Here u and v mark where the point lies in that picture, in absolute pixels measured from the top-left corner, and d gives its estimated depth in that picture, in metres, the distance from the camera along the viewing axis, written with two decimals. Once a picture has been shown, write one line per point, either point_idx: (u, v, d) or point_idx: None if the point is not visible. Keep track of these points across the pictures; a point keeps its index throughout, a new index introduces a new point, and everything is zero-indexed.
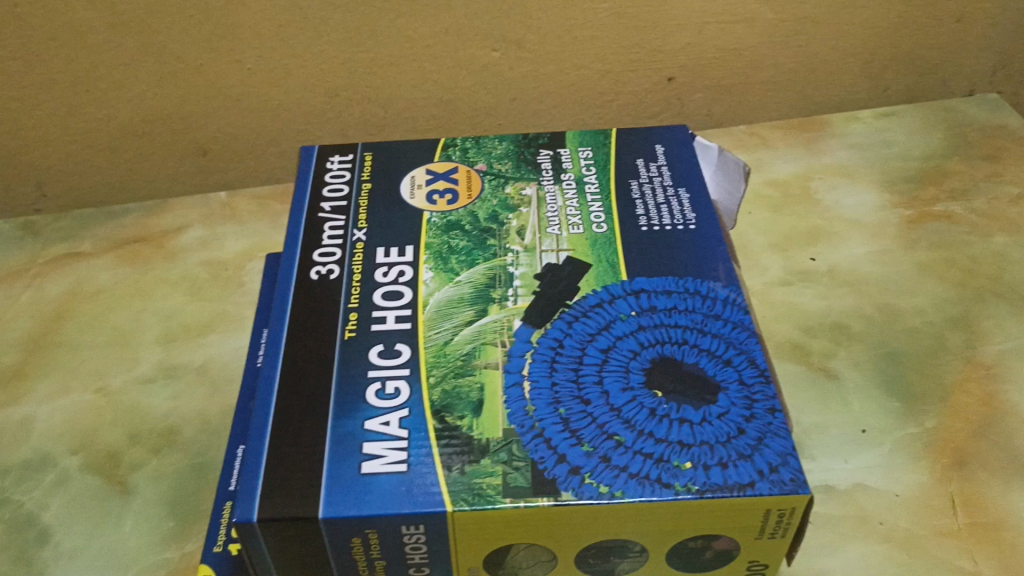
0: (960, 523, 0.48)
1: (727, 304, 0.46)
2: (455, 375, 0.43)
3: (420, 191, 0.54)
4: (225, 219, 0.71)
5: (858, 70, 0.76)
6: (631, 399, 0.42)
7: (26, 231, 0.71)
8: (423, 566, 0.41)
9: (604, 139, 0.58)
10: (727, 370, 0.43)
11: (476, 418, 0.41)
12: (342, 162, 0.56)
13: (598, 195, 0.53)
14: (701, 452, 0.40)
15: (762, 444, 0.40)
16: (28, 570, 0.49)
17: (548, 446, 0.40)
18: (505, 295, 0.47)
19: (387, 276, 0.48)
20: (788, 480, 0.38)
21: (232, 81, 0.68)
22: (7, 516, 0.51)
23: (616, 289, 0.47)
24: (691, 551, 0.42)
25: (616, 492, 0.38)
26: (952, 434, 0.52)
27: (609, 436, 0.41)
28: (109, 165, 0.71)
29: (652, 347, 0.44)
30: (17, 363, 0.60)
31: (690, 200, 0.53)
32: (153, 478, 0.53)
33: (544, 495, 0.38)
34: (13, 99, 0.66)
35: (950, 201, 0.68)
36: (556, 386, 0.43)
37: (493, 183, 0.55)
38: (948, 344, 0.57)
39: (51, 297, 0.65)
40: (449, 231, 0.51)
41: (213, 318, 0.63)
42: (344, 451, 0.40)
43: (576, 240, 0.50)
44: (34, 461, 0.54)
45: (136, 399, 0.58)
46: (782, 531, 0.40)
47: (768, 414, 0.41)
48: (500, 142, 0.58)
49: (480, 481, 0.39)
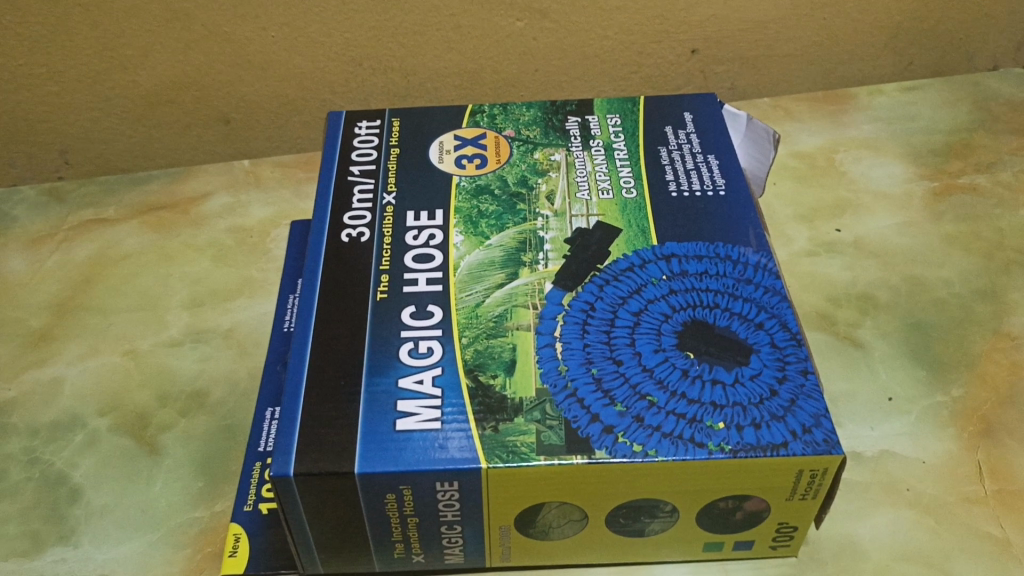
0: (987, 490, 0.49)
1: (758, 269, 0.46)
2: (487, 335, 0.43)
3: (449, 156, 0.54)
4: (249, 187, 0.71)
5: (883, 43, 0.75)
6: (663, 360, 0.42)
7: (51, 197, 0.72)
8: (455, 523, 0.42)
9: (633, 107, 0.58)
10: (758, 334, 0.43)
11: (509, 377, 0.42)
12: (370, 127, 0.57)
13: (627, 161, 0.53)
14: (734, 412, 0.40)
15: (795, 405, 0.40)
16: (61, 527, 0.49)
17: (582, 405, 0.40)
18: (536, 258, 0.47)
19: (418, 239, 0.49)
20: (822, 440, 0.39)
21: (256, 49, 0.67)
22: (39, 475, 0.52)
23: (647, 253, 0.47)
24: (722, 512, 0.42)
25: (650, 451, 0.39)
26: (978, 402, 0.53)
27: (642, 396, 0.41)
28: (134, 132, 0.72)
29: (684, 310, 0.44)
30: (45, 327, 0.61)
31: (720, 167, 0.52)
32: (182, 439, 0.54)
33: (578, 454, 0.39)
34: (39, 65, 0.66)
35: (977, 174, 0.68)
36: (588, 347, 0.43)
37: (521, 149, 0.55)
38: (975, 315, 0.58)
39: (77, 262, 0.66)
40: (478, 195, 0.51)
41: (239, 284, 0.63)
42: (378, 408, 0.41)
43: (606, 205, 0.50)
44: (65, 421, 0.55)
45: (164, 363, 0.58)
46: (813, 492, 0.40)
47: (801, 376, 0.41)
48: (527, 108, 0.58)
49: (514, 439, 0.39)
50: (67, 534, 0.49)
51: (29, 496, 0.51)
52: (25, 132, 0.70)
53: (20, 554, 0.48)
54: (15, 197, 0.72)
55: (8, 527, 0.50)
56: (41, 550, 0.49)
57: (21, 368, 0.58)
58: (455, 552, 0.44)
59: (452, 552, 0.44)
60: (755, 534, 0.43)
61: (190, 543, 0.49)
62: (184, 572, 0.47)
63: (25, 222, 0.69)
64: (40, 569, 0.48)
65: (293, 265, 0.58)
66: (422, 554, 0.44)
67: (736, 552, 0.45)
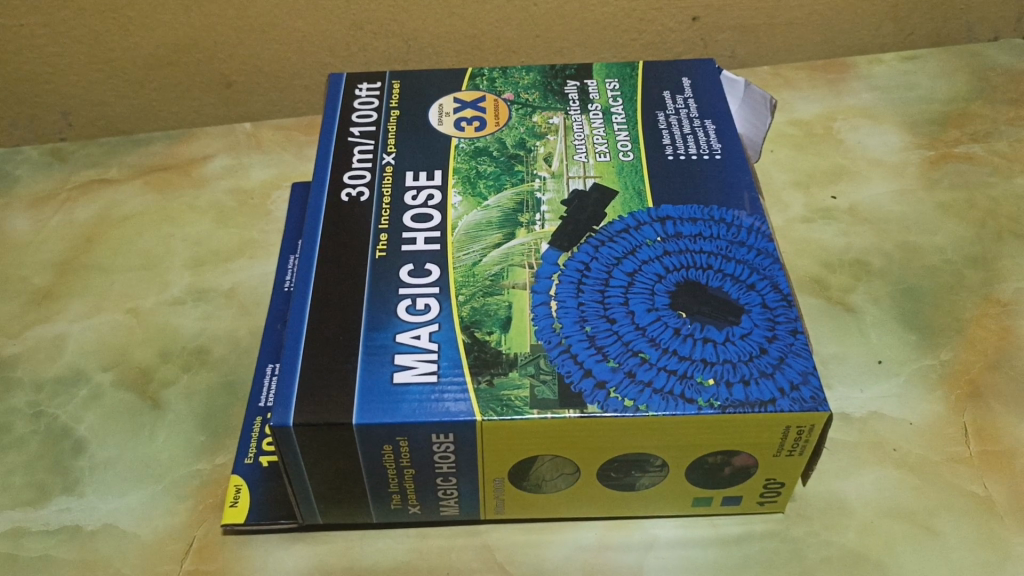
0: (973, 451, 0.50)
1: (752, 231, 0.47)
2: (484, 293, 0.44)
3: (448, 118, 0.55)
4: (251, 149, 0.72)
5: (883, 13, 0.75)
6: (656, 319, 0.43)
7: (53, 157, 0.72)
8: (451, 475, 0.43)
9: (631, 71, 0.58)
10: (750, 294, 0.44)
11: (504, 334, 0.43)
12: (371, 89, 0.57)
13: (625, 125, 0.54)
14: (723, 369, 0.41)
15: (783, 363, 0.41)
16: (66, 478, 0.51)
17: (575, 361, 0.41)
18: (533, 219, 0.48)
19: (416, 199, 0.49)
20: (809, 397, 0.40)
21: (257, 12, 0.68)
22: (44, 428, 0.53)
23: (642, 215, 0.48)
24: (711, 467, 0.43)
25: (641, 406, 0.40)
26: (966, 366, 0.54)
27: (634, 353, 0.42)
28: (136, 94, 0.72)
29: (677, 271, 0.45)
30: (49, 285, 0.62)
31: (716, 131, 0.53)
32: (184, 394, 0.55)
33: (571, 408, 0.40)
34: (41, 25, 0.66)
35: (973, 143, 0.68)
36: (583, 306, 0.44)
37: (520, 112, 0.55)
38: (966, 282, 0.58)
39: (80, 222, 0.66)
40: (477, 156, 0.52)
41: (241, 245, 0.64)
42: (376, 362, 0.42)
43: (602, 168, 0.51)
44: (69, 376, 0.56)
45: (166, 320, 0.59)
46: (800, 448, 0.41)
47: (790, 335, 0.42)
48: (526, 72, 0.58)
49: (508, 393, 0.40)
50: (72, 485, 0.50)
51: (35, 449, 0.52)
52: (28, 93, 0.70)
53: (26, 504, 0.50)
54: (18, 157, 0.72)
55: (14, 478, 0.51)
56: (47, 500, 0.50)
57: (26, 325, 0.59)
58: (450, 504, 0.45)
59: (447, 504, 0.45)
60: (743, 489, 0.44)
61: (192, 494, 0.50)
62: (186, 522, 0.49)
63: (28, 181, 0.70)
64: (45, 518, 0.49)
65: (292, 226, 0.59)
66: (419, 506, 0.45)
67: (725, 507, 0.46)
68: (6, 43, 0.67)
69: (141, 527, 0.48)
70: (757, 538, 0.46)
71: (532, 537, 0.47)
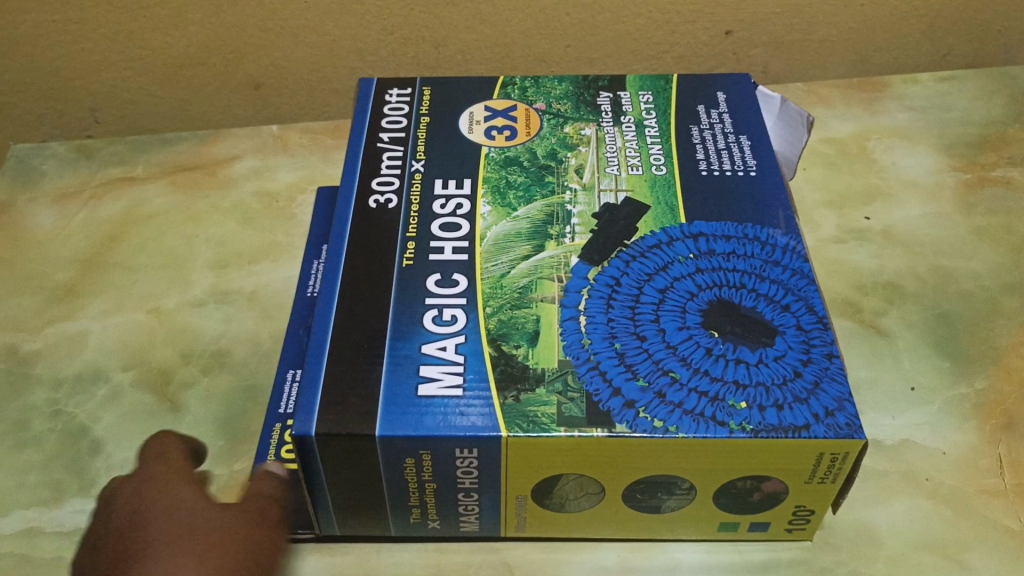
0: (1007, 484, 0.48)
1: (787, 251, 0.46)
2: (512, 306, 0.43)
3: (479, 126, 0.54)
4: (277, 151, 0.72)
5: (920, 33, 0.74)
6: (687, 338, 0.42)
7: (80, 154, 0.72)
8: (472, 490, 0.42)
9: (665, 84, 0.57)
10: (785, 315, 0.43)
11: (532, 348, 0.42)
12: (401, 94, 0.56)
13: (658, 138, 0.53)
14: (757, 393, 0.40)
15: (818, 388, 0.40)
16: (82, 478, 0.50)
17: (604, 379, 0.40)
18: (562, 232, 0.47)
19: (445, 208, 0.48)
20: (844, 424, 0.38)
21: (289, 14, 0.67)
22: (61, 427, 0.53)
23: (673, 231, 0.47)
24: (739, 492, 0.42)
25: (670, 427, 0.39)
26: (1002, 395, 0.52)
27: (665, 372, 0.41)
28: (164, 94, 0.72)
29: (710, 289, 0.44)
30: (72, 281, 0.61)
31: (751, 148, 0.52)
32: (204, 397, 0.54)
33: (599, 427, 0.39)
34: (72, 22, 0.66)
35: (1010, 168, 0.67)
36: (612, 322, 0.43)
37: (552, 122, 0.55)
38: (1003, 308, 0.57)
39: (104, 219, 0.66)
40: (506, 166, 0.51)
41: (265, 248, 0.64)
42: (401, 373, 0.41)
43: (634, 181, 0.50)
44: (89, 374, 0.55)
45: (188, 321, 0.59)
46: (832, 476, 0.40)
47: (826, 359, 0.41)
48: (559, 82, 0.58)
49: (535, 409, 0.39)
50: (88, 486, 0.50)
51: (51, 447, 0.52)
52: (57, 89, 0.70)
53: (41, 504, 0.49)
54: (45, 152, 0.72)
55: (30, 476, 0.50)
56: (62, 501, 0.49)
57: (47, 322, 0.59)
58: (470, 520, 0.44)
59: (467, 519, 0.44)
60: (771, 515, 0.43)
61: None
62: None
63: (54, 177, 0.70)
64: (59, 519, 0.48)
65: (317, 233, 0.58)
66: (438, 521, 0.44)
67: (751, 533, 0.45)
68: (37, 38, 0.67)
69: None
70: (783, 566, 0.45)
71: (551, 556, 0.46)
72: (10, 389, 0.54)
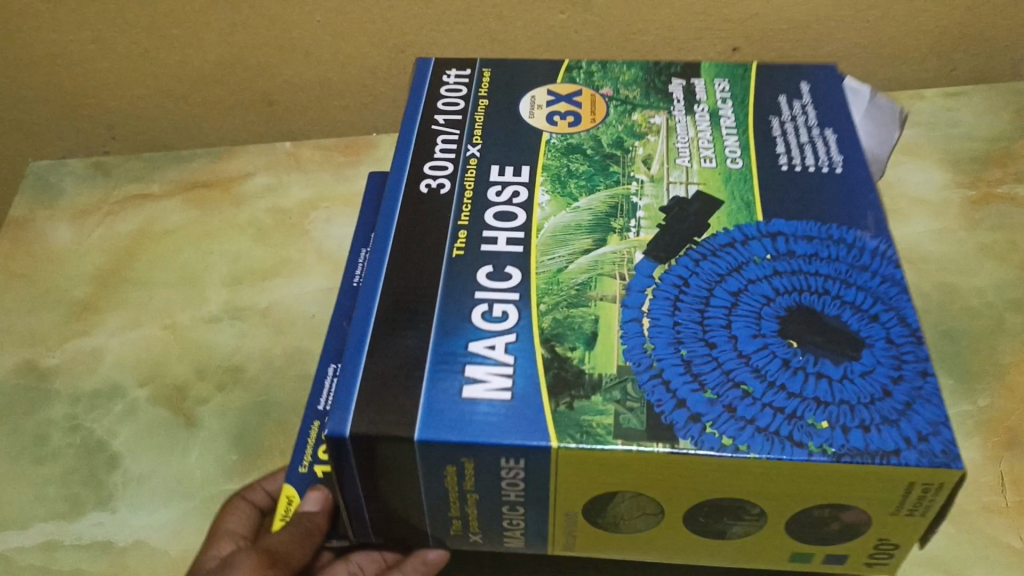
0: (1009, 501, 0.51)
1: (877, 255, 0.45)
2: (568, 305, 0.43)
3: (540, 111, 0.55)
4: (291, 168, 0.73)
5: (927, 48, 0.75)
6: (762, 346, 0.41)
7: (97, 170, 0.74)
8: (517, 504, 0.42)
9: (743, 73, 0.58)
10: (873, 327, 0.42)
11: (589, 352, 0.41)
12: (458, 77, 0.58)
13: (733, 128, 0.54)
14: (839, 412, 0.38)
15: (910, 409, 0.38)
16: (99, 492, 0.52)
17: (667, 388, 0.40)
18: (626, 226, 0.47)
19: (501, 195, 0.49)
20: (939, 451, 0.36)
21: (300, 33, 0.68)
22: (79, 441, 0.55)
23: (751, 229, 0.46)
24: (816, 521, 0.41)
25: (741, 445, 0.37)
26: (1003, 412, 0.54)
27: (736, 385, 0.40)
28: (179, 110, 0.73)
29: (790, 293, 0.43)
30: (88, 298, 0.63)
31: (837, 142, 0.52)
32: (219, 412, 0.56)
33: (661, 441, 0.38)
34: (88, 41, 0.67)
35: (1016, 183, 0.69)
36: (679, 327, 0.42)
37: (619, 109, 0.56)
38: (1007, 326, 0.59)
39: (122, 235, 0.68)
40: (569, 154, 0.52)
41: (277, 264, 0.66)
42: (446, 370, 0.41)
43: (706, 174, 0.50)
44: (105, 390, 0.57)
45: (204, 337, 0.61)
46: (923, 510, 0.38)
47: (919, 377, 0.40)
48: (628, 68, 0.59)
49: (589, 419, 0.39)
50: (105, 499, 0.52)
51: (70, 462, 0.54)
52: (73, 108, 0.72)
53: (60, 517, 0.51)
54: (63, 170, 0.74)
55: (49, 489, 0.52)
56: (80, 514, 0.51)
57: (67, 337, 0.61)
58: (513, 535, 0.45)
59: (512, 535, 0.45)
60: (850, 547, 0.42)
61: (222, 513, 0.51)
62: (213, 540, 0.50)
63: (70, 195, 0.72)
64: (77, 532, 0.50)
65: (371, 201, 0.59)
66: (480, 535, 0.45)
67: (825, 564, 0.44)
68: (54, 57, 0.68)
69: (171, 544, 0.50)
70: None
71: None
72: (30, 403, 0.57)
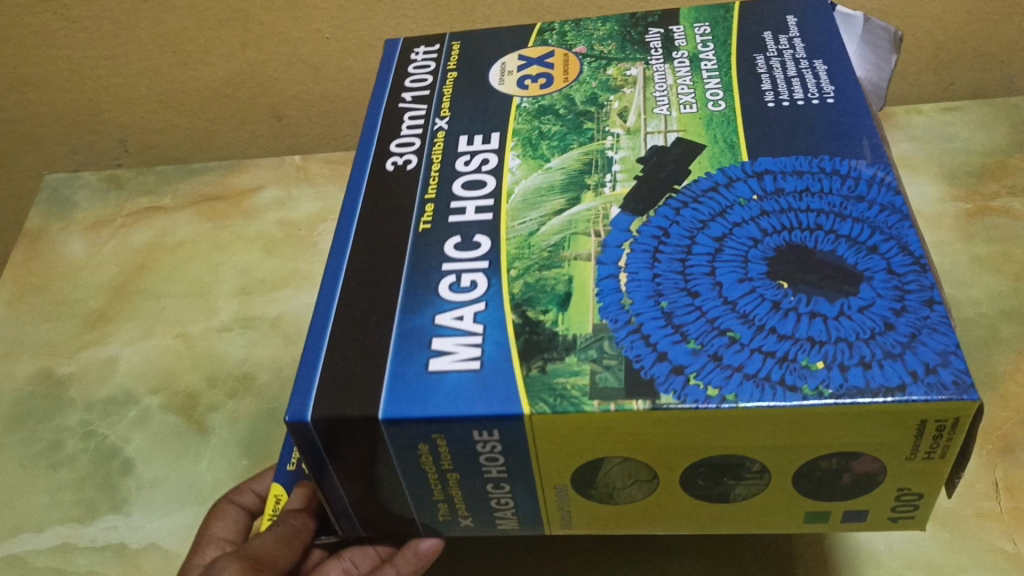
0: (1002, 507, 0.53)
1: (872, 184, 0.45)
2: (540, 267, 0.44)
3: (511, 77, 0.57)
4: (299, 181, 0.74)
5: (924, 62, 0.78)
6: (750, 290, 0.41)
7: (111, 184, 0.76)
8: (502, 481, 0.43)
9: (724, 15, 0.60)
10: (871, 259, 0.41)
11: (562, 313, 0.41)
12: (428, 53, 0.61)
13: (714, 71, 0.55)
14: (836, 350, 0.38)
15: (916, 341, 0.37)
16: (114, 497, 0.53)
17: (647, 343, 0.39)
18: (602, 181, 0.48)
19: (470, 164, 0.51)
20: (949, 382, 0.35)
21: (310, 50, 0.70)
22: (93, 447, 0.56)
23: (736, 171, 0.47)
24: (826, 474, 0.41)
25: (728, 394, 0.37)
26: (996, 420, 0.57)
27: (721, 333, 0.39)
28: (191, 125, 0.75)
29: (778, 233, 0.43)
30: (103, 307, 0.65)
31: (827, 73, 0.53)
32: (229, 419, 0.57)
33: (639, 399, 0.37)
34: (102, 57, 0.70)
35: (1010, 196, 0.71)
36: (658, 279, 0.42)
37: (593, 65, 0.57)
38: (1001, 335, 0.61)
39: (134, 247, 0.70)
40: (540, 116, 0.54)
41: (286, 274, 0.67)
42: (413, 343, 0.42)
43: (687, 119, 0.51)
44: (120, 397, 0.59)
45: (213, 346, 0.62)
46: (941, 449, 0.38)
47: (923, 307, 0.39)
48: (603, 25, 0.61)
49: (564, 381, 0.39)
50: (119, 504, 0.53)
51: (84, 467, 0.55)
52: (90, 121, 0.75)
53: (75, 520, 0.52)
54: (78, 183, 0.77)
55: (64, 494, 0.54)
56: (95, 518, 0.53)
57: (81, 346, 0.62)
58: (506, 515, 0.46)
59: (504, 515, 0.46)
60: (865, 500, 0.42)
61: None
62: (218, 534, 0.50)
63: (86, 208, 0.74)
64: (92, 535, 0.52)
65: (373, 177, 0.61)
66: (470, 517, 0.46)
67: (845, 523, 0.44)
68: (72, 74, 0.71)
69: (182, 546, 0.51)
70: None
71: None
72: (46, 409, 0.58)
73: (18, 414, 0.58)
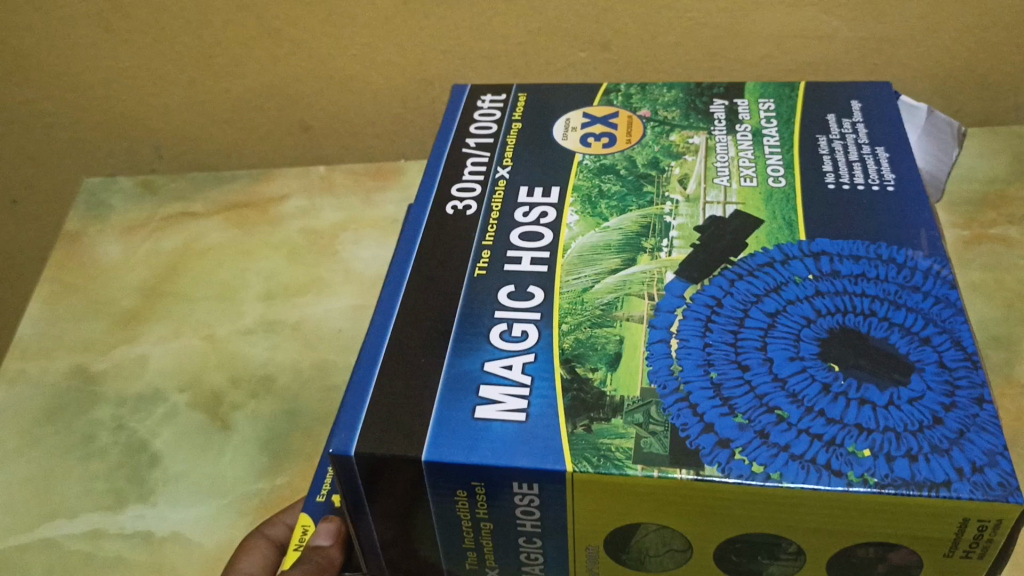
0: None
1: (928, 276, 0.43)
2: (592, 324, 0.42)
3: (575, 133, 0.55)
4: (324, 191, 0.77)
5: (931, 90, 0.75)
6: (801, 369, 0.39)
7: (145, 190, 0.79)
8: (535, 536, 0.41)
9: (789, 93, 0.58)
10: (925, 350, 0.39)
11: (611, 372, 0.40)
12: (494, 101, 0.59)
13: (778, 147, 0.53)
14: (884, 440, 0.36)
15: (963, 438, 0.36)
16: (142, 487, 0.56)
17: (694, 412, 0.38)
18: (658, 245, 0.46)
19: (528, 215, 0.49)
20: (996, 484, 0.34)
21: (339, 63, 0.71)
22: (124, 440, 0.59)
23: (791, 249, 0.45)
24: (861, 561, 0.39)
25: (773, 473, 0.35)
26: None
27: (770, 410, 0.38)
28: (221, 135, 0.77)
29: (831, 315, 0.41)
30: (135, 307, 0.69)
31: (889, 161, 0.50)
32: (251, 418, 0.60)
33: (685, 467, 0.36)
34: (142, 69, 0.72)
35: (1008, 225, 0.72)
36: (709, 348, 0.40)
37: (656, 130, 0.55)
38: (988, 361, 0.62)
39: (166, 252, 0.74)
40: (601, 174, 0.51)
41: (308, 281, 0.70)
42: (457, 389, 0.40)
43: (746, 193, 0.49)
44: (148, 395, 0.62)
45: (238, 348, 0.65)
46: (979, 550, 0.36)
47: (974, 405, 0.37)
48: (669, 90, 0.59)
49: (608, 442, 0.37)
50: (147, 494, 0.56)
51: (115, 458, 0.58)
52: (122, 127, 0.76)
53: (106, 509, 0.56)
54: (113, 187, 0.80)
55: (96, 484, 0.57)
56: (124, 507, 0.56)
57: (113, 344, 0.66)
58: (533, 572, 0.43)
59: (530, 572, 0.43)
60: None
61: (252, 511, 0.55)
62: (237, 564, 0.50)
63: (120, 211, 0.78)
64: (121, 523, 0.55)
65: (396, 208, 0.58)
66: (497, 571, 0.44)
67: None
68: (106, 82, 0.73)
69: (206, 537, 0.54)
70: None
71: None
72: (80, 404, 0.62)
73: (51, 409, 0.62)
